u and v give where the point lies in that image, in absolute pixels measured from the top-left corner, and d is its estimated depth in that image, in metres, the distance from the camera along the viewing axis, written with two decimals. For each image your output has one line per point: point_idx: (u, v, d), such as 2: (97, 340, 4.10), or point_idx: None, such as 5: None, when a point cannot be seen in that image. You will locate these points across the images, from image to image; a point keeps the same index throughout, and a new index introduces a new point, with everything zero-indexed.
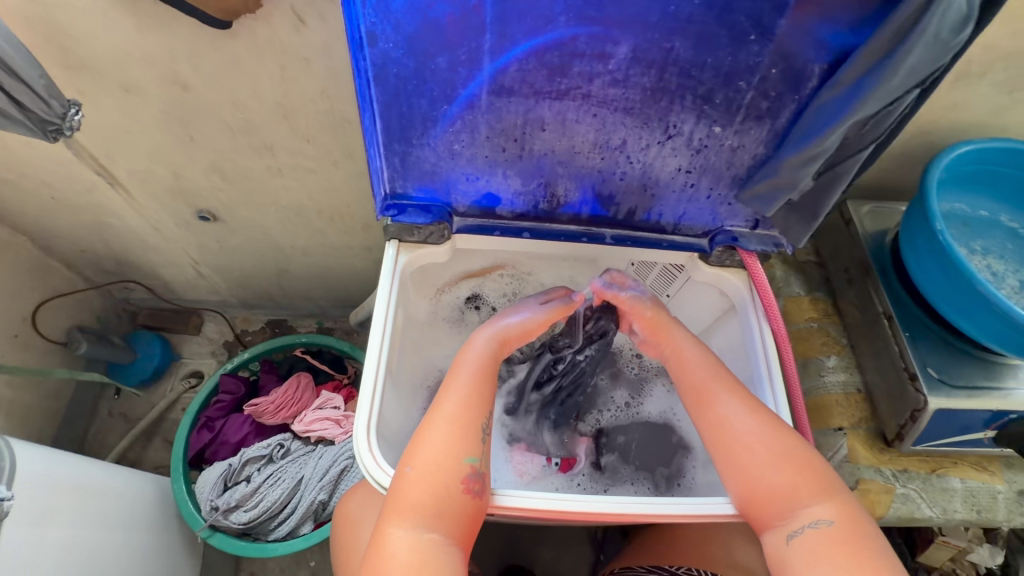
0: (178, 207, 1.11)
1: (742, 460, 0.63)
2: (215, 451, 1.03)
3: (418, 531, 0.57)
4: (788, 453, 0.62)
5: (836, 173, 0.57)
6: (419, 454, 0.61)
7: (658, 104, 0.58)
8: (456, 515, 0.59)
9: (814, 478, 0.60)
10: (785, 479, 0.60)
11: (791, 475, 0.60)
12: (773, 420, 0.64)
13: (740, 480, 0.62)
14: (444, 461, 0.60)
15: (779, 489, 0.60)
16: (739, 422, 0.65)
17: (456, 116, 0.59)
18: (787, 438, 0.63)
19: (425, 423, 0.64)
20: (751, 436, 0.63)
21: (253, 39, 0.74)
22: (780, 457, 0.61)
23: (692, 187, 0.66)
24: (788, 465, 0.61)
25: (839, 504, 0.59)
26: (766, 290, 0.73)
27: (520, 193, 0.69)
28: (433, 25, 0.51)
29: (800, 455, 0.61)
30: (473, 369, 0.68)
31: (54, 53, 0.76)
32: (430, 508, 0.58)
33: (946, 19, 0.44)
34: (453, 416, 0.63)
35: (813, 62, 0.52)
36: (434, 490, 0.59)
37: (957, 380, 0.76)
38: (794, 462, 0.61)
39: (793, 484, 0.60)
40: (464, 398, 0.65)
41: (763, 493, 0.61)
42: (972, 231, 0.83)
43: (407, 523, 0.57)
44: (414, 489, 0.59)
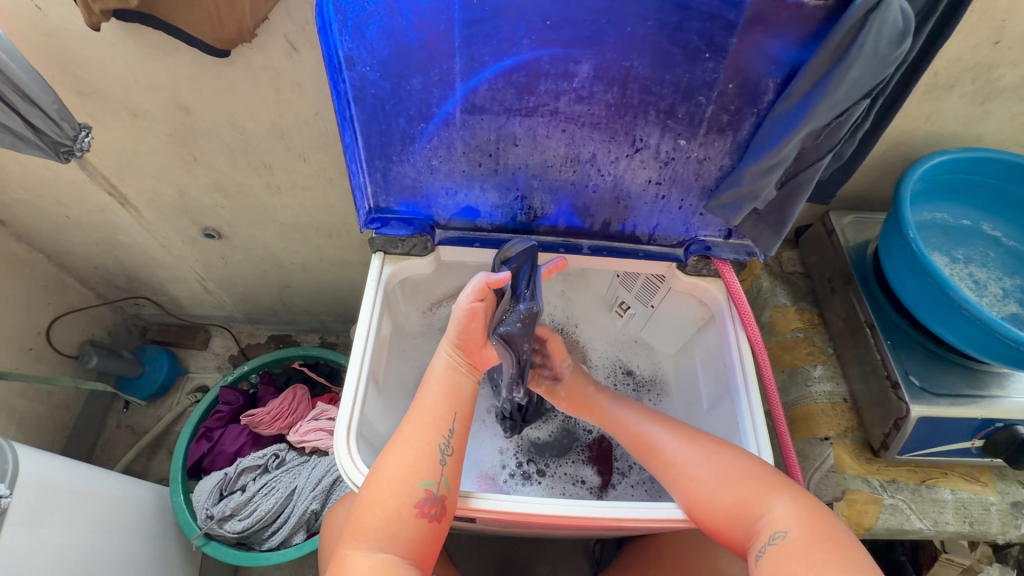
0: (185, 224, 1.16)
1: (685, 489, 0.65)
2: (213, 461, 1.06)
3: (373, 559, 0.57)
4: (729, 469, 0.63)
5: (797, 181, 0.59)
6: (377, 476, 0.60)
7: (623, 119, 0.60)
8: (410, 537, 0.59)
9: (756, 481, 0.61)
10: (732, 497, 0.61)
11: (732, 490, 0.62)
12: (710, 446, 0.66)
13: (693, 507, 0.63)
14: (398, 486, 0.59)
15: (729, 506, 0.61)
16: (678, 454, 0.68)
17: (433, 133, 0.62)
18: (722, 457, 0.64)
19: (386, 447, 0.62)
20: (687, 463, 0.66)
21: (249, 66, 0.79)
22: (717, 474, 0.63)
23: (663, 198, 0.69)
24: (729, 480, 0.62)
25: (794, 505, 0.59)
26: (740, 298, 0.74)
27: (498, 206, 0.71)
28: (405, 48, 0.55)
29: (741, 469, 0.63)
30: (437, 394, 0.66)
31: (67, 81, 0.82)
32: (382, 538, 0.58)
33: (881, 35, 0.47)
34: (411, 440, 0.62)
35: (767, 77, 0.55)
36: (387, 521, 0.58)
37: (939, 388, 0.76)
38: (735, 477, 0.62)
39: (739, 498, 0.61)
40: (422, 420, 0.64)
41: (721, 516, 0.62)
42: (952, 240, 0.84)
43: (360, 553, 0.57)
44: (370, 517, 0.58)
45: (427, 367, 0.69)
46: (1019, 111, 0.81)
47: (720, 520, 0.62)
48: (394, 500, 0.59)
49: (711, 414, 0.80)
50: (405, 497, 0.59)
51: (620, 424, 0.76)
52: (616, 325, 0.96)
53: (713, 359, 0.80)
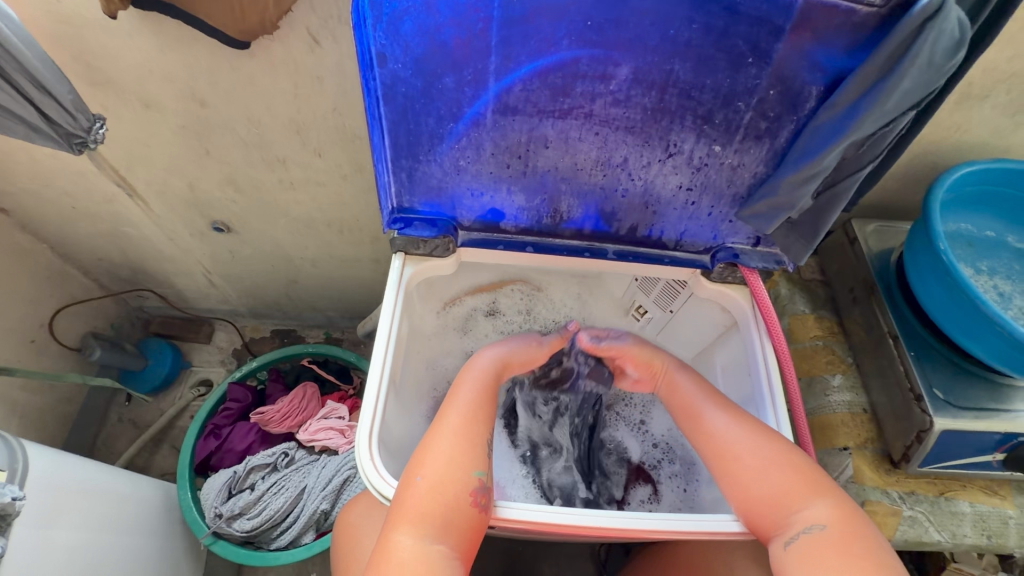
0: (193, 217, 1.14)
1: (733, 464, 0.64)
2: (220, 459, 1.04)
3: (420, 549, 0.56)
4: (787, 458, 0.62)
5: (836, 192, 0.58)
6: (428, 464, 0.61)
7: (659, 124, 0.59)
8: (461, 526, 0.58)
9: (811, 478, 0.60)
10: (778, 484, 0.60)
11: (784, 477, 0.60)
12: (755, 426, 0.66)
13: (735, 488, 0.62)
14: (451, 471, 0.61)
15: (773, 493, 0.59)
16: (724, 431, 0.67)
17: (462, 133, 0.61)
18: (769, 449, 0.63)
19: (431, 433, 0.65)
20: (733, 445, 0.65)
21: (268, 58, 0.77)
22: (769, 463, 0.61)
23: (693, 205, 0.67)
24: (785, 468, 0.61)
25: (834, 509, 0.57)
26: (766, 307, 0.73)
27: (524, 208, 0.70)
28: (441, 46, 0.53)
29: (796, 462, 0.61)
30: (477, 384, 0.72)
31: (80, 70, 0.80)
32: (436, 527, 0.57)
33: (938, 44, 0.45)
34: (459, 429, 0.65)
35: (810, 84, 0.54)
36: (441, 504, 0.58)
37: (963, 402, 0.76)
38: (787, 467, 0.61)
39: (779, 484, 0.60)
40: (468, 411, 0.67)
41: (757, 497, 0.60)
42: (977, 251, 0.83)
43: (405, 540, 0.56)
44: (421, 499, 0.58)
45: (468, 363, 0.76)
46: None
47: (757, 499, 0.60)
48: (447, 491, 0.59)
49: None
50: (459, 484, 0.60)
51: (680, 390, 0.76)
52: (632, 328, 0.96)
53: (736, 368, 0.79)
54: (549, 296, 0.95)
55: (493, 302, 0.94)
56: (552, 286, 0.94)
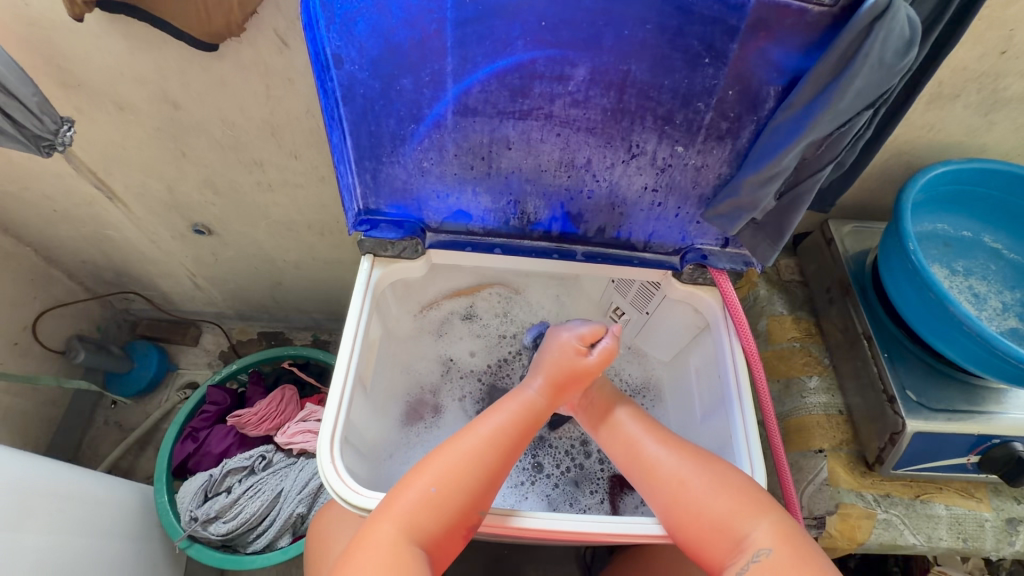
0: (174, 220, 1.14)
1: (671, 493, 0.62)
2: (198, 462, 1.04)
3: (399, 547, 0.57)
4: (725, 478, 0.61)
5: (797, 192, 0.57)
6: (447, 482, 0.60)
7: (620, 124, 0.59)
8: (446, 542, 0.60)
9: (754, 497, 0.60)
10: (721, 507, 0.59)
11: (726, 498, 0.59)
12: (694, 453, 0.64)
13: (677, 518, 0.61)
14: (467, 489, 0.61)
15: (717, 518, 0.59)
16: (664, 462, 0.65)
17: (424, 135, 0.61)
18: (715, 486, 0.61)
19: (468, 458, 0.62)
20: (676, 479, 0.63)
21: (238, 60, 0.77)
22: (712, 485, 0.61)
23: (660, 206, 0.67)
24: (719, 487, 0.60)
25: (775, 526, 0.57)
26: (736, 309, 0.73)
27: (490, 210, 0.69)
28: (396, 48, 0.53)
29: (728, 477, 0.61)
30: (521, 415, 0.67)
31: (51, 72, 0.80)
32: (422, 530, 0.58)
33: (888, 43, 0.45)
34: (491, 465, 0.63)
35: (768, 84, 0.53)
36: (433, 517, 0.59)
37: (937, 404, 0.75)
38: (723, 488, 0.60)
39: (724, 514, 0.59)
40: (499, 445, 0.64)
41: (705, 526, 0.59)
42: (953, 251, 0.83)
43: (387, 532, 0.57)
44: (419, 506, 0.59)
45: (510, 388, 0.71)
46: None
47: (703, 530, 0.59)
48: (458, 507, 0.60)
49: (705, 424, 0.79)
50: (460, 501, 0.60)
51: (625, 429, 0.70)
52: None
53: (709, 370, 0.79)
54: (528, 299, 0.95)
55: (471, 305, 0.93)
56: (530, 289, 0.93)
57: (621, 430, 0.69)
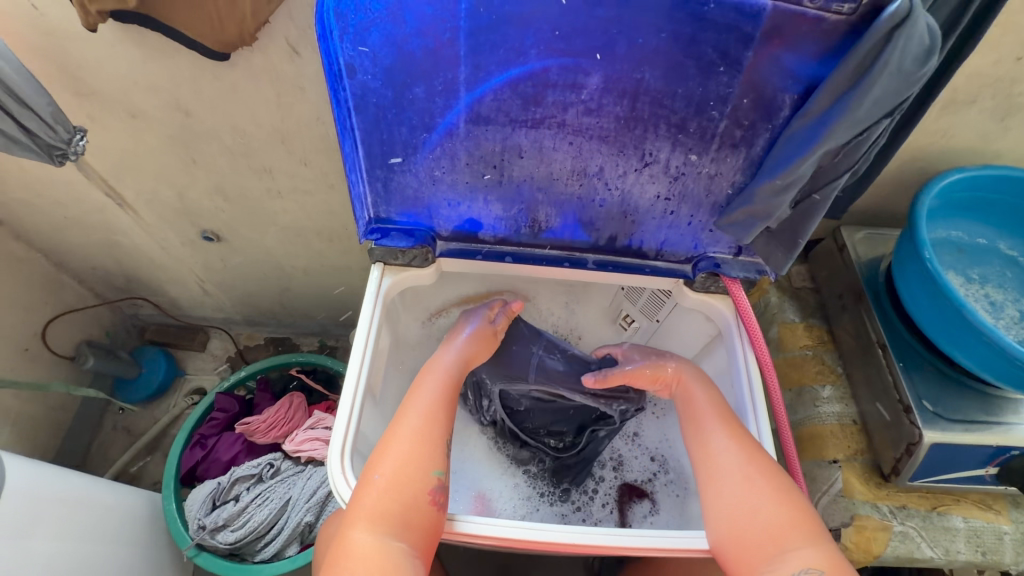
0: (184, 226, 1.15)
1: (731, 488, 0.62)
2: (206, 469, 1.04)
3: (380, 543, 0.57)
4: (782, 489, 0.60)
5: (813, 200, 0.57)
6: (385, 461, 0.61)
7: (633, 132, 0.58)
8: (421, 526, 0.59)
9: (803, 521, 0.58)
10: (772, 518, 0.58)
11: (782, 508, 0.59)
12: (759, 453, 0.64)
13: (728, 520, 0.60)
14: (411, 472, 0.61)
15: (768, 527, 0.58)
16: (723, 455, 0.65)
17: (436, 143, 0.61)
18: (776, 500, 0.60)
19: (390, 434, 0.64)
20: (732, 474, 0.63)
21: (250, 68, 0.77)
22: (771, 495, 0.60)
23: (672, 214, 0.66)
24: (779, 498, 0.59)
25: (824, 555, 0.55)
26: (749, 317, 0.72)
27: (501, 218, 0.69)
28: (408, 57, 0.53)
29: (791, 493, 0.60)
30: (438, 386, 0.71)
31: (65, 80, 0.81)
32: (394, 525, 0.58)
33: (908, 51, 0.44)
34: (422, 433, 0.65)
35: (783, 91, 0.53)
36: (398, 503, 0.59)
37: (954, 414, 0.74)
38: (784, 500, 0.60)
39: (777, 526, 0.58)
40: (428, 412, 0.67)
41: (756, 533, 0.58)
42: (967, 258, 0.82)
43: (362, 536, 0.57)
44: (377, 498, 0.59)
45: (428, 364, 0.75)
46: None
47: (755, 537, 0.58)
48: (410, 487, 0.60)
49: None
50: (417, 484, 0.61)
51: (690, 399, 0.74)
52: (620, 338, 0.95)
53: (721, 377, 0.79)
54: (537, 306, 0.95)
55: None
56: (539, 295, 0.92)
57: (689, 400, 0.74)
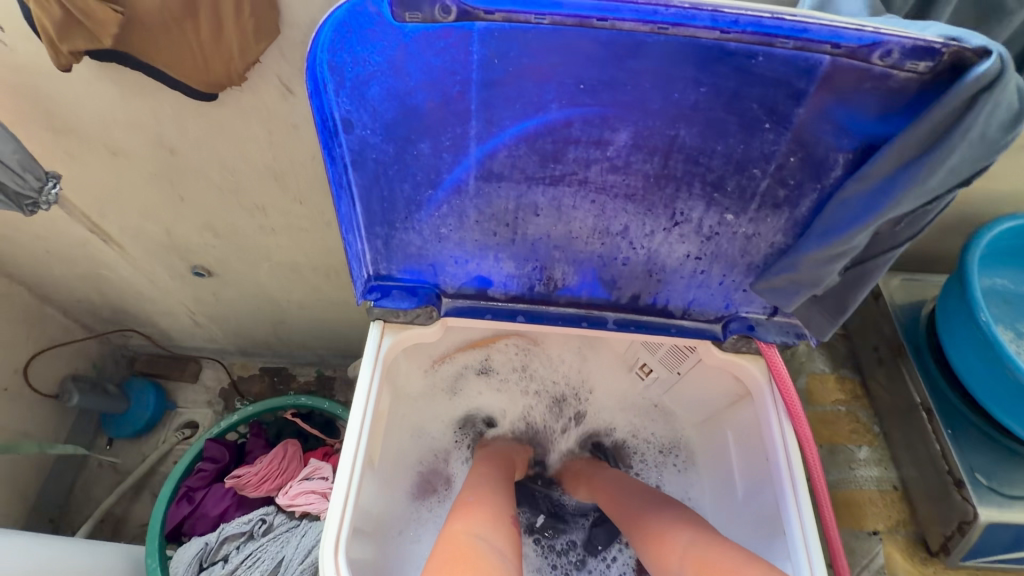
0: (173, 261, 1.08)
1: (637, 523, 0.69)
2: (193, 525, 0.97)
3: (470, 536, 0.59)
4: (677, 512, 0.68)
5: (866, 269, 0.50)
6: (473, 491, 0.69)
7: (663, 191, 0.52)
8: (507, 533, 0.62)
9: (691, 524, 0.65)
10: (666, 530, 0.65)
11: (671, 522, 0.66)
12: (665, 499, 0.72)
13: (646, 545, 0.66)
14: (494, 497, 0.68)
15: (667, 535, 0.64)
16: (633, 501, 0.73)
17: (442, 200, 0.54)
18: (669, 513, 0.68)
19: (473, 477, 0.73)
20: (641, 510, 0.71)
21: (239, 106, 0.71)
22: (668, 518, 0.67)
23: (703, 273, 0.60)
24: (674, 519, 0.66)
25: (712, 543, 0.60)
26: (785, 383, 0.65)
27: (513, 276, 0.63)
28: (412, 111, 0.47)
29: (684, 516, 0.67)
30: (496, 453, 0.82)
31: (40, 117, 0.75)
32: (485, 525, 0.61)
33: (994, 116, 0.38)
34: (496, 478, 0.74)
35: (836, 150, 0.46)
36: (488, 513, 0.64)
37: (1011, 489, 0.67)
38: (675, 518, 0.67)
39: (658, 525, 0.66)
40: (501, 470, 0.77)
41: (658, 542, 0.64)
42: (1015, 310, 0.75)
43: (456, 527, 0.61)
44: (470, 509, 0.64)
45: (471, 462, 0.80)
46: None
47: (660, 546, 0.64)
48: (495, 506, 0.66)
49: (749, 504, 0.72)
50: (502, 508, 0.66)
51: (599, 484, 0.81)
52: (636, 388, 0.88)
53: (750, 442, 0.72)
54: (548, 351, 0.87)
55: (487, 359, 0.86)
56: (550, 341, 0.85)
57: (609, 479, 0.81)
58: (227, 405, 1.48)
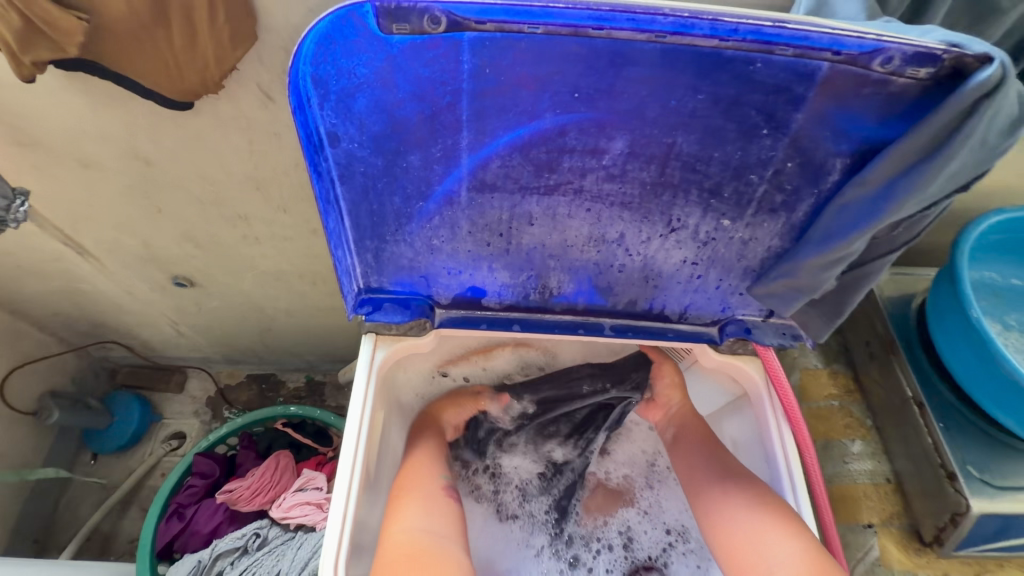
0: (152, 272, 1.05)
1: (713, 503, 0.68)
2: (185, 543, 0.94)
3: (412, 537, 0.62)
4: (763, 497, 0.64)
5: (862, 273, 0.50)
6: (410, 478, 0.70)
7: (659, 198, 0.51)
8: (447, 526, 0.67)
9: (781, 518, 0.61)
10: (751, 527, 0.62)
11: (760, 515, 0.62)
12: (739, 465, 0.69)
13: (721, 534, 0.66)
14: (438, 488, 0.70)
15: (748, 533, 0.62)
16: (704, 473, 0.72)
17: (433, 212, 0.53)
18: (756, 496, 0.64)
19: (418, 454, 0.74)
20: (713, 492, 0.69)
21: (217, 116, 0.69)
22: (747, 505, 0.64)
23: (699, 278, 0.59)
24: (756, 507, 0.63)
25: (808, 554, 0.57)
26: (784, 387, 0.66)
27: (508, 285, 0.61)
28: (400, 123, 0.45)
29: (765, 497, 0.63)
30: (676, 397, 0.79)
31: (4, 131, 0.71)
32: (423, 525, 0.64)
33: (994, 122, 0.38)
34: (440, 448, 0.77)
35: (835, 155, 0.46)
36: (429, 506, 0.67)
37: (1004, 480, 0.68)
38: (757, 508, 0.63)
39: (756, 527, 0.61)
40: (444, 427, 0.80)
41: (735, 538, 0.63)
42: (1004, 303, 0.77)
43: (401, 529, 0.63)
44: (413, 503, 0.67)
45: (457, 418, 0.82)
46: None
47: (739, 543, 0.63)
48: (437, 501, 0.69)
49: None
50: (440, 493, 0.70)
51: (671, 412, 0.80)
52: None
53: (746, 443, 0.72)
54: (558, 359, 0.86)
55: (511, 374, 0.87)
56: (564, 349, 0.84)
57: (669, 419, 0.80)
58: (215, 415, 1.45)
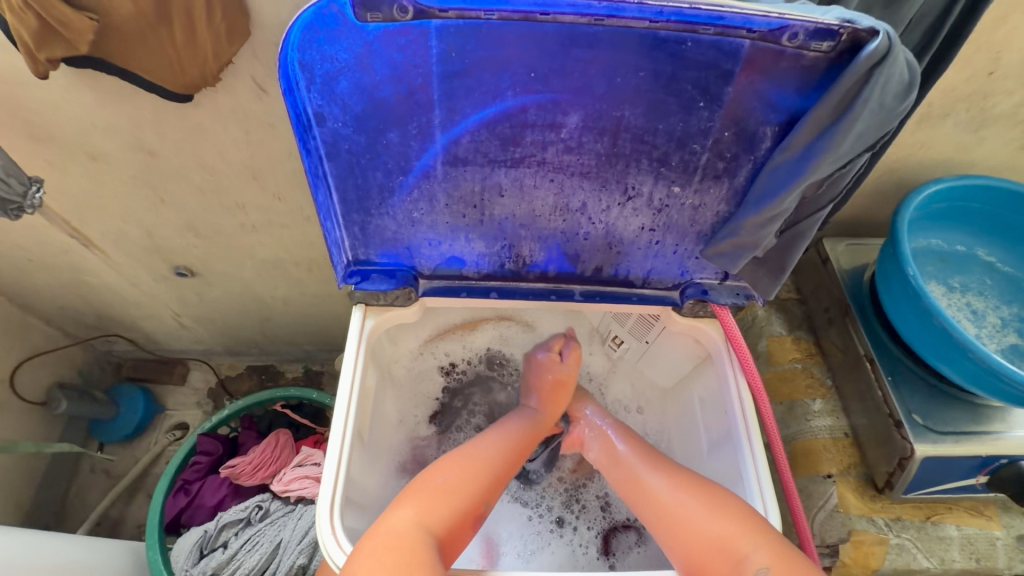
0: (155, 263, 1.10)
1: (668, 514, 0.67)
2: (191, 516, 1.00)
3: (415, 529, 0.59)
4: (721, 503, 0.63)
5: (797, 231, 0.56)
6: (447, 470, 0.67)
7: (615, 168, 0.57)
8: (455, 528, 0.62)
9: (742, 520, 0.61)
10: (718, 530, 0.61)
11: (719, 520, 0.62)
12: (685, 479, 0.69)
13: (684, 545, 0.63)
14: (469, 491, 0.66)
15: (714, 539, 0.61)
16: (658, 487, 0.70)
17: (412, 186, 0.59)
18: (716, 500, 0.64)
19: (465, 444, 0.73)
20: (669, 506, 0.67)
21: (216, 108, 0.74)
22: (709, 511, 0.63)
23: (658, 244, 0.65)
24: (717, 513, 0.63)
25: (774, 548, 0.58)
26: (739, 343, 0.72)
27: (485, 254, 0.67)
28: (379, 103, 0.51)
29: (722, 501, 0.64)
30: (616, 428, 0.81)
31: (18, 126, 0.77)
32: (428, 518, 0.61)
33: (888, 88, 0.44)
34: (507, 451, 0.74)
35: (765, 124, 0.52)
36: (452, 506, 0.64)
37: (944, 426, 0.75)
38: (719, 512, 0.62)
39: (726, 534, 0.60)
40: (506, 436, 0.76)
41: (704, 547, 0.61)
42: (948, 267, 0.83)
43: (402, 515, 0.60)
44: (434, 496, 0.64)
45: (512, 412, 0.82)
46: (1012, 137, 0.80)
47: (706, 550, 0.61)
48: (462, 499, 0.65)
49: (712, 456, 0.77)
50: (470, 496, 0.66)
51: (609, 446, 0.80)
52: (608, 358, 0.94)
53: (711, 399, 0.78)
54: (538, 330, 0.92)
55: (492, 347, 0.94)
56: (543, 321, 0.91)
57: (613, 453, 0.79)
58: (217, 405, 1.50)
